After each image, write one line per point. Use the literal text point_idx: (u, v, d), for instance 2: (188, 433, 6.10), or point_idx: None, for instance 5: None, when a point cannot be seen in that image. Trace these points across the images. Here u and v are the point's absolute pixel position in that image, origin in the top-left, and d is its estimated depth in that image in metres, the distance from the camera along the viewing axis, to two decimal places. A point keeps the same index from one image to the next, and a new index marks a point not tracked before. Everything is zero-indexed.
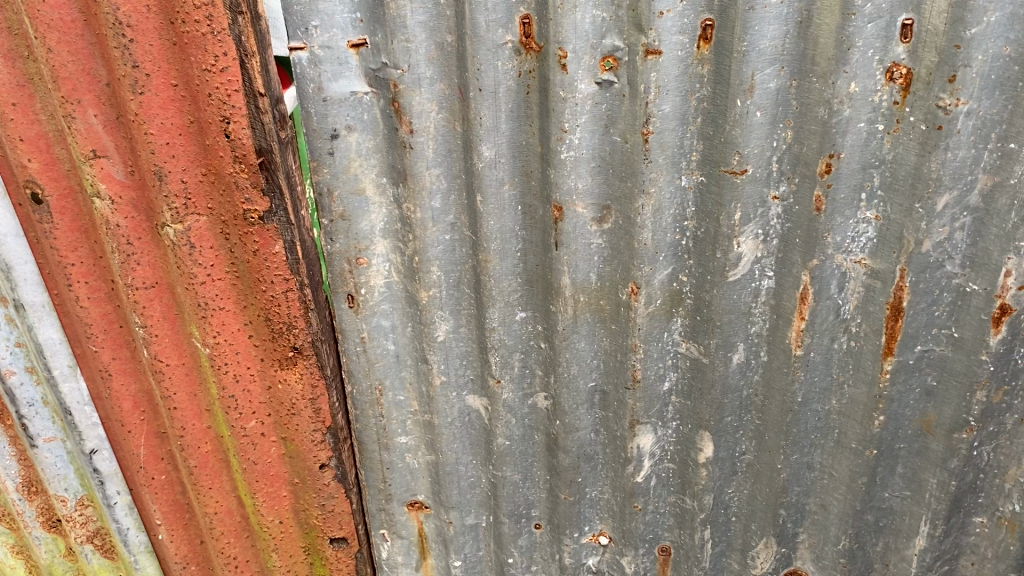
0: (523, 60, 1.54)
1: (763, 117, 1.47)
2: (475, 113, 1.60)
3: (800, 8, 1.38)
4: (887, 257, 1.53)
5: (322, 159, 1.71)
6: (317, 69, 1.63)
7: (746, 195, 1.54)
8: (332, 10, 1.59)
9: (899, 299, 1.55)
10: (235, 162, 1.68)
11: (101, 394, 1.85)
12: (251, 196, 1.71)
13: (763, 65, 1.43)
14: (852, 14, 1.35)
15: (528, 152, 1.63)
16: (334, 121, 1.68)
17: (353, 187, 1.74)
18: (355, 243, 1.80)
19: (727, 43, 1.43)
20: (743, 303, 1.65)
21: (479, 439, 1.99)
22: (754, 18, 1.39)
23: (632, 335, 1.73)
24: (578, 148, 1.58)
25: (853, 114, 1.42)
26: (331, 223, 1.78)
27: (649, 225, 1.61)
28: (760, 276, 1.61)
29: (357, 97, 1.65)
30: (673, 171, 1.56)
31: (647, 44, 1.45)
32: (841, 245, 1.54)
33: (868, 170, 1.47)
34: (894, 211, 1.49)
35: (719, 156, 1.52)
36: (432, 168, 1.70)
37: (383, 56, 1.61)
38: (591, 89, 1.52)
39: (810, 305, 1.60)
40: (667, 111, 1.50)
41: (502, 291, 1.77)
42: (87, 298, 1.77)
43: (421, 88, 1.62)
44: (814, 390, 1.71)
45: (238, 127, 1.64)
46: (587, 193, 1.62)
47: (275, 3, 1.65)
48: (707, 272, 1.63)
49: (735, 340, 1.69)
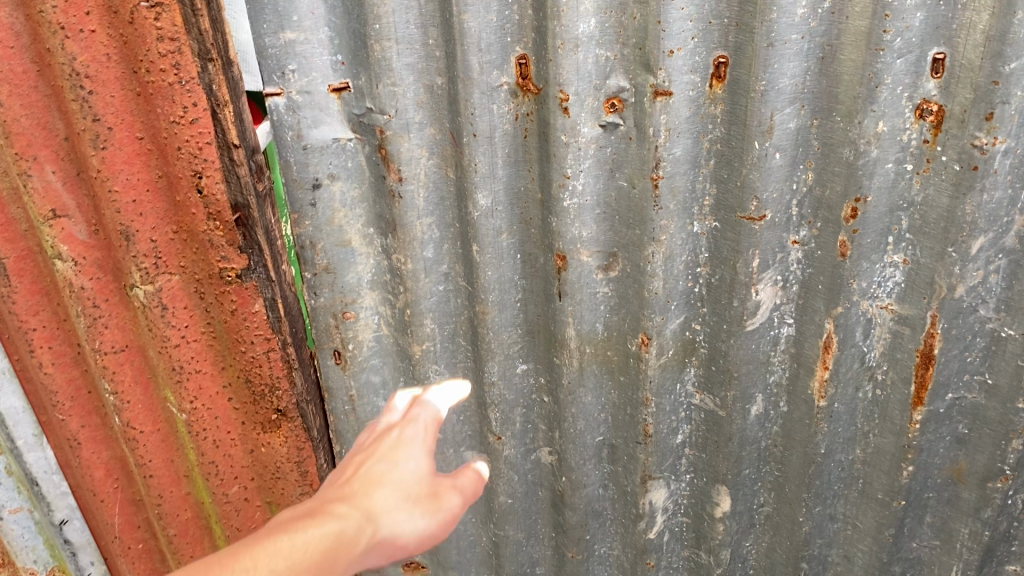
0: (520, 102, 1.43)
1: (783, 159, 1.35)
2: (469, 159, 1.47)
3: (821, 43, 1.26)
4: (916, 303, 1.43)
5: (303, 211, 1.59)
6: (296, 115, 1.51)
7: (764, 240, 1.43)
8: (310, 53, 1.46)
9: (930, 347, 1.45)
10: (209, 219, 1.53)
11: (70, 462, 1.68)
12: (227, 254, 1.57)
13: (782, 105, 1.31)
14: (881, 49, 1.23)
15: (526, 198, 1.52)
16: (315, 170, 1.56)
17: (338, 239, 1.63)
18: (341, 296, 1.69)
19: (743, 81, 1.31)
20: (761, 353, 1.55)
21: (479, 496, 1.88)
22: (773, 55, 1.27)
23: (643, 389, 1.62)
24: (582, 195, 1.46)
25: (880, 154, 1.31)
26: (314, 276, 1.66)
27: (660, 273, 1.50)
28: (779, 323, 1.51)
29: (341, 143, 1.54)
30: (684, 217, 1.45)
31: (656, 84, 1.33)
32: (867, 291, 1.44)
33: (896, 212, 1.36)
34: (924, 254, 1.38)
35: (736, 202, 1.41)
36: (424, 218, 1.59)
37: (368, 101, 1.49)
38: (595, 132, 1.40)
39: (835, 354, 1.50)
40: (677, 155, 1.39)
41: (502, 344, 1.65)
42: (52, 364, 1.60)
43: (410, 133, 1.50)
44: (837, 441, 1.61)
45: (211, 182, 1.49)
46: (593, 241, 1.51)
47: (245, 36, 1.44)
48: (722, 320, 1.53)
49: (754, 391, 1.59)
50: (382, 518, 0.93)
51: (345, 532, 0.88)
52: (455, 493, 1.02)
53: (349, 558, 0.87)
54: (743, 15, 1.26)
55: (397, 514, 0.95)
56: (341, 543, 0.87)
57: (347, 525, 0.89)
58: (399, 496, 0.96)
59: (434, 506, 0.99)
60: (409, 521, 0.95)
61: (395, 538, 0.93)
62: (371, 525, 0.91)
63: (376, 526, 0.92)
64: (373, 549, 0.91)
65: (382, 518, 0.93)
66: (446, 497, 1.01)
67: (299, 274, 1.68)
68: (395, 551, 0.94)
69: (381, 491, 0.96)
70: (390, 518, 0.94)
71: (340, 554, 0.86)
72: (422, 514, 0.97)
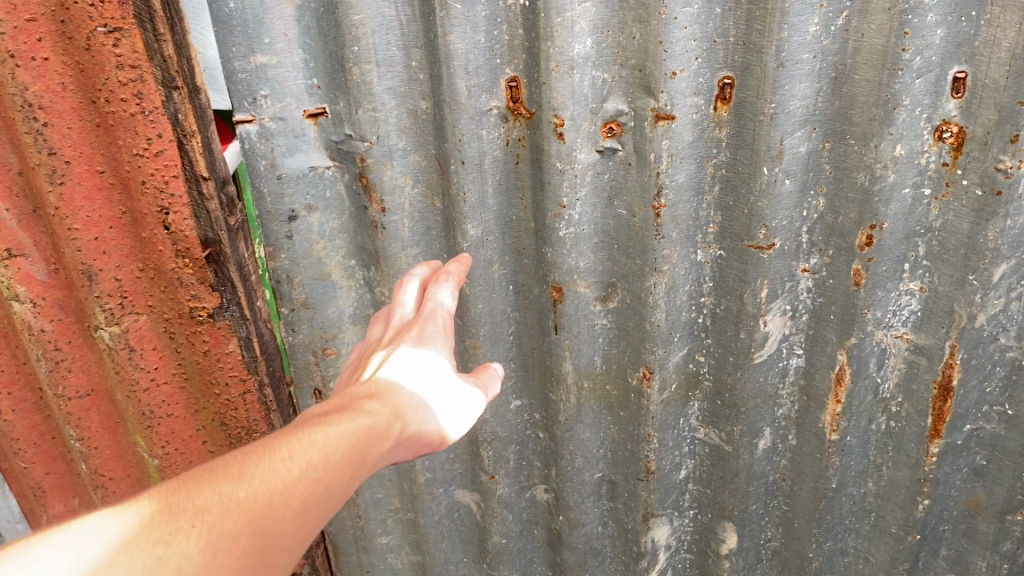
0: (511, 127, 1.33)
1: (793, 184, 1.27)
2: (458, 188, 1.38)
3: (834, 63, 1.18)
4: (933, 333, 1.35)
5: (279, 244, 1.49)
6: (269, 143, 1.41)
7: (773, 269, 1.34)
8: (283, 77, 1.35)
9: (948, 378, 1.37)
10: (178, 256, 1.41)
11: (34, 510, 1.54)
12: (198, 292, 1.44)
13: (793, 128, 1.22)
14: (899, 69, 1.15)
15: (518, 228, 1.42)
16: (291, 201, 1.46)
17: (316, 272, 1.53)
18: (321, 332, 1.59)
19: (749, 103, 1.22)
20: (770, 386, 1.46)
21: (471, 536, 1.78)
22: (784, 76, 1.18)
23: (645, 424, 1.53)
24: (578, 224, 1.37)
25: (898, 179, 1.23)
26: (291, 311, 1.56)
27: (662, 305, 1.41)
28: (788, 354, 1.43)
29: (318, 172, 1.44)
30: (687, 246, 1.36)
31: (657, 108, 1.25)
32: (882, 321, 1.36)
33: (913, 239, 1.28)
34: (943, 282, 1.30)
35: (742, 230, 1.32)
36: (409, 249, 1.49)
37: (347, 127, 1.39)
38: (592, 159, 1.31)
39: (848, 387, 1.42)
40: (681, 182, 1.30)
41: None
42: (11, 410, 1.44)
43: (393, 161, 1.41)
44: (849, 474, 1.53)
45: (178, 218, 1.37)
46: (590, 271, 1.42)
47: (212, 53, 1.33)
48: (728, 352, 1.44)
49: (761, 425, 1.51)
50: (408, 416, 0.94)
51: (376, 428, 0.89)
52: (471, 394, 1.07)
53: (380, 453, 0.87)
54: (751, 34, 1.18)
55: (420, 413, 0.96)
56: (372, 438, 0.87)
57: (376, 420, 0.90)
58: (420, 398, 0.98)
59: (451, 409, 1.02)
60: (431, 420, 0.97)
61: (420, 437, 0.95)
62: (400, 422, 0.92)
63: (403, 423, 0.93)
64: (401, 446, 0.92)
65: (409, 416, 0.94)
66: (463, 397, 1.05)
67: (274, 305, 1.56)
68: (420, 446, 0.96)
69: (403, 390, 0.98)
70: (416, 416, 0.95)
71: (373, 447, 0.86)
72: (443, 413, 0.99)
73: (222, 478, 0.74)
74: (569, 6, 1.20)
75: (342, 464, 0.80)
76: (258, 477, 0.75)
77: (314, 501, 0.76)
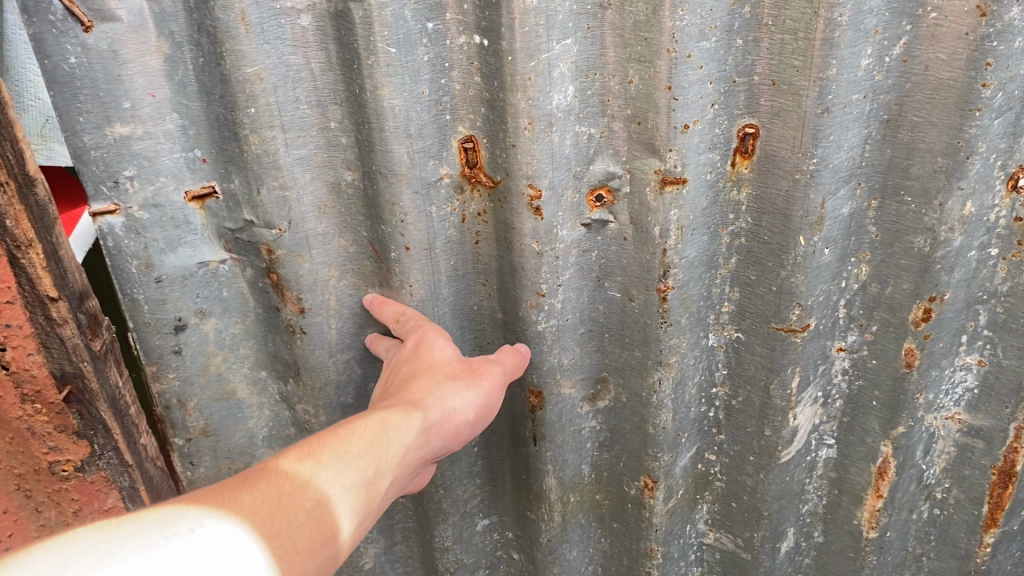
0: (467, 199, 1.03)
1: (833, 253, 1.01)
2: (402, 280, 1.06)
3: (887, 102, 0.92)
4: (993, 413, 1.11)
5: (164, 361, 1.13)
6: (142, 238, 1.04)
7: (806, 354, 1.08)
8: (156, 151, 1.00)
9: (1012, 464, 1.13)
10: (24, 401, 1.00)
11: None
12: (58, 443, 1.03)
13: (836, 186, 0.96)
14: (975, 110, 0.89)
15: (480, 320, 1.12)
16: (175, 307, 1.10)
17: (218, 390, 1.18)
18: (228, 462, 1.23)
19: (780, 157, 0.95)
20: (796, 483, 1.21)
21: None
22: (828, 123, 0.91)
23: (646, 539, 1.25)
24: (561, 314, 1.07)
25: (964, 242, 0.98)
26: (188, 443, 1.20)
27: (669, 404, 1.13)
28: (817, 445, 1.19)
29: (210, 268, 1.09)
30: (698, 330, 1.09)
31: (663, 171, 0.95)
32: (933, 403, 1.12)
33: (973, 306, 1.05)
34: (1009, 355, 1.06)
35: (769, 309, 1.05)
36: (338, 355, 1.14)
37: (246, 210, 1.04)
38: (577, 235, 1.02)
39: (892, 481, 1.17)
40: (692, 258, 1.02)
41: (457, 502, 1.25)
42: None
43: (311, 249, 1.05)
44: (886, 571, 1.28)
45: (19, 352, 0.97)
46: (576, 368, 1.13)
47: (45, 96, 0.93)
48: (747, 451, 1.18)
49: (785, 527, 1.25)
50: (430, 403, 0.98)
51: (396, 424, 0.94)
52: (492, 365, 1.05)
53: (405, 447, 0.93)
54: (784, 71, 0.91)
55: (445, 395, 1.00)
56: (391, 437, 0.93)
57: (397, 417, 0.95)
58: (437, 383, 1.00)
59: (475, 378, 1.03)
60: (459, 399, 1.00)
61: (452, 418, 1.00)
62: (421, 411, 0.97)
63: (427, 411, 0.97)
64: (431, 432, 0.97)
65: (431, 403, 0.98)
66: (485, 370, 1.04)
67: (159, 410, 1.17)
68: (454, 420, 1.00)
69: (423, 384, 0.99)
70: (438, 399, 0.99)
71: (388, 450, 0.91)
72: (464, 387, 1.01)
73: (225, 490, 0.78)
74: (546, 46, 0.89)
75: (344, 484, 0.84)
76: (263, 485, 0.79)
77: (318, 517, 0.80)
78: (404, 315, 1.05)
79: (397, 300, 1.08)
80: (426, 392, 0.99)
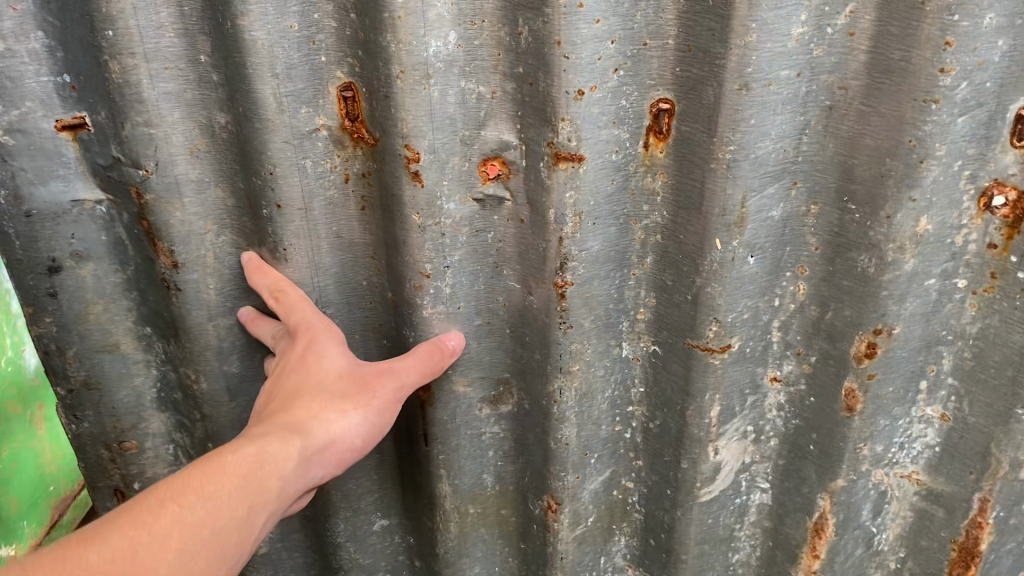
0: (349, 158, 0.91)
1: (759, 264, 0.85)
2: (277, 241, 0.94)
3: (829, 83, 0.76)
4: (956, 478, 0.92)
5: (41, 304, 1.04)
6: (8, 167, 0.95)
7: (729, 379, 0.92)
8: (20, 71, 0.91)
9: (974, 541, 0.92)
10: None
11: None
12: None
13: (762, 183, 0.80)
14: (932, 103, 0.71)
15: (370, 297, 1.00)
16: (50, 246, 1.01)
17: (101, 342, 1.07)
18: (113, 421, 1.13)
19: (697, 140, 0.80)
20: (722, 528, 1.04)
21: None
22: (751, 103, 0.75)
23: (550, 568, 1.10)
24: (449, 300, 0.94)
25: (918, 266, 0.80)
26: (70, 394, 1.10)
27: (572, 418, 0.98)
28: (749, 488, 1.01)
29: (85, 208, 1.00)
30: (608, 336, 0.94)
31: (556, 143, 0.81)
32: (882, 458, 0.93)
33: (933, 347, 0.86)
34: (975, 411, 0.87)
35: (686, 323, 0.89)
36: (220, 318, 1.03)
37: (115, 146, 0.94)
38: (466, 211, 0.89)
39: (830, 541, 0.99)
40: (595, 251, 0.87)
41: (348, 494, 1.14)
42: None
43: (184, 197, 0.95)
44: None
45: None
46: (472, 364, 1.00)
47: None
48: (665, 483, 1.02)
49: None
50: (313, 427, 0.87)
51: (272, 455, 0.82)
52: (389, 378, 0.92)
53: (283, 479, 0.82)
54: (700, 36, 0.76)
55: (331, 418, 0.89)
56: (267, 469, 0.81)
57: (274, 446, 0.83)
58: (322, 403, 0.89)
59: (368, 397, 0.91)
60: (347, 422, 0.89)
61: (337, 442, 0.89)
62: (302, 436, 0.86)
63: (308, 436, 0.86)
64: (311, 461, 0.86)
65: (314, 428, 0.87)
66: (379, 385, 0.92)
67: None
68: (342, 445, 0.89)
69: (306, 404, 0.88)
70: (321, 422, 0.88)
71: (262, 491, 0.79)
72: (355, 410, 0.90)
73: (68, 548, 0.68)
74: None
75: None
76: (116, 538, 0.70)
77: None
78: (285, 294, 0.94)
79: (276, 268, 0.96)
80: (310, 413, 0.88)
